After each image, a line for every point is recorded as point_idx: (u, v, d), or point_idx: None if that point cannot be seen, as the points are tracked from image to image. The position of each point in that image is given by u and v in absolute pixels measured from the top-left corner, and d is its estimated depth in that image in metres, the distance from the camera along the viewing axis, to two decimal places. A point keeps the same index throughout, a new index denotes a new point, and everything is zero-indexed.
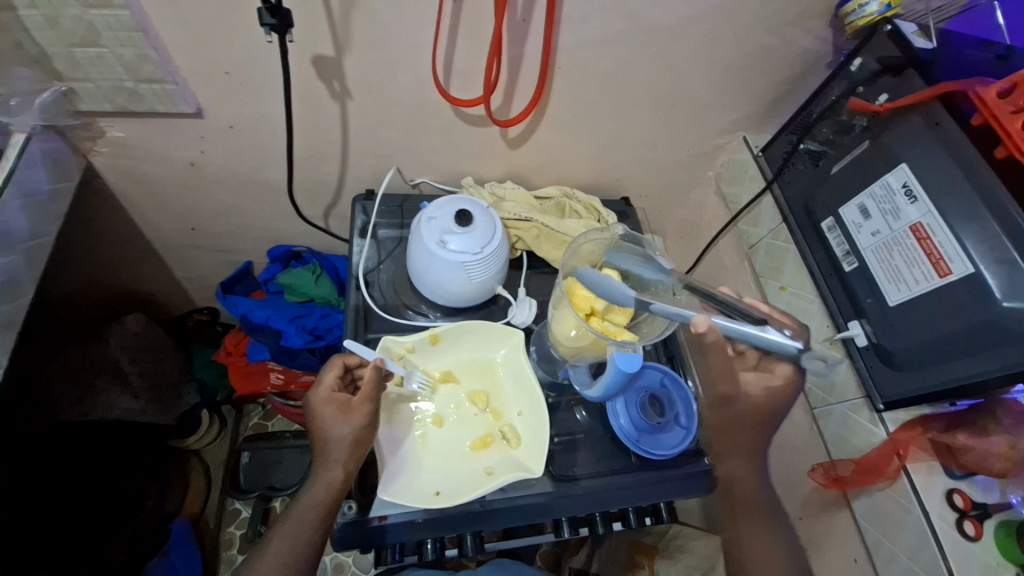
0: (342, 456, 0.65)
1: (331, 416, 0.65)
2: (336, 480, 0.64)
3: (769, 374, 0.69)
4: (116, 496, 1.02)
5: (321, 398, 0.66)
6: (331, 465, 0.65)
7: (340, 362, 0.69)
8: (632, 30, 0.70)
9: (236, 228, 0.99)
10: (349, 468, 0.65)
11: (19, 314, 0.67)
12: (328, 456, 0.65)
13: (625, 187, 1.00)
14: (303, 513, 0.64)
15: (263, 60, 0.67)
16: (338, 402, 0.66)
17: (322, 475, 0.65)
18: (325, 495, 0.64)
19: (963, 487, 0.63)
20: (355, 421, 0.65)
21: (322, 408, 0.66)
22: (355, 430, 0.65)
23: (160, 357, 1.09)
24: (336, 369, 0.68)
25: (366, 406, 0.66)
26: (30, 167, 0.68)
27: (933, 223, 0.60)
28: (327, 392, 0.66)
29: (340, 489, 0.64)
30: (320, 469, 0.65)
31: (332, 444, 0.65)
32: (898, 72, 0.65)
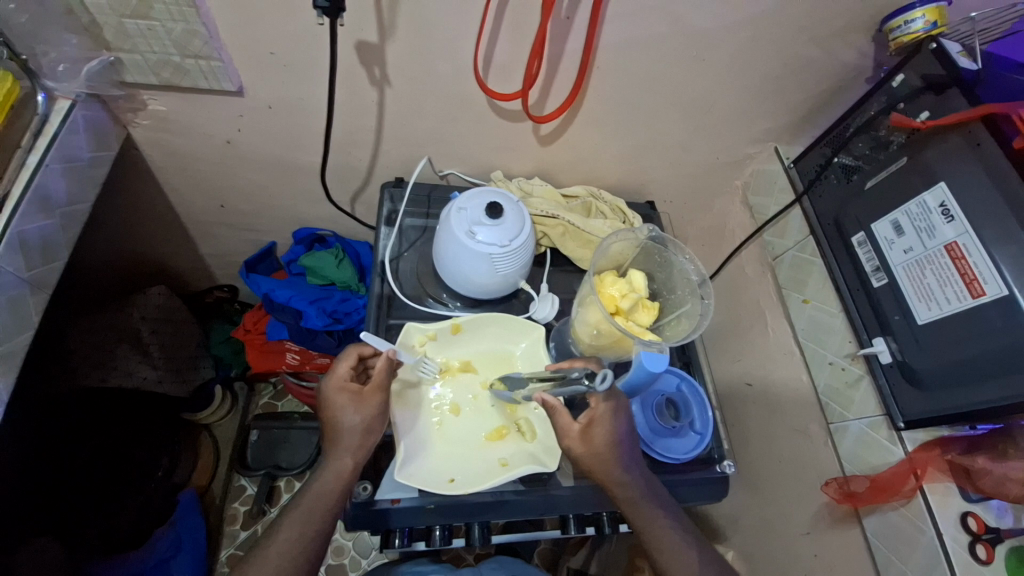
0: (353, 445, 0.65)
1: (342, 405, 0.66)
2: (346, 469, 0.64)
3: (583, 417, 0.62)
4: (126, 465, 1.04)
5: (334, 387, 0.66)
6: (341, 454, 0.65)
7: (356, 352, 0.69)
8: (675, 34, 0.70)
9: (263, 208, 1.01)
10: (358, 458, 0.65)
11: (52, 277, 0.69)
12: (338, 446, 0.64)
13: (651, 192, 1.00)
14: (312, 504, 0.63)
15: (310, 42, 0.68)
16: (351, 391, 0.66)
17: (332, 464, 0.64)
18: (335, 484, 0.64)
19: (976, 509, 0.62)
20: (366, 410, 0.66)
21: (334, 396, 0.66)
22: (366, 420, 0.65)
23: (179, 329, 1.10)
24: (351, 359, 0.68)
25: (377, 395, 0.66)
26: (73, 133, 0.70)
27: (969, 243, 0.59)
28: (341, 381, 0.67)
29: (348, 479, 0.64)
30: (330, 458, 0.65)
31: (343, 432, 0.65)
32: (940, 91, 0.65)
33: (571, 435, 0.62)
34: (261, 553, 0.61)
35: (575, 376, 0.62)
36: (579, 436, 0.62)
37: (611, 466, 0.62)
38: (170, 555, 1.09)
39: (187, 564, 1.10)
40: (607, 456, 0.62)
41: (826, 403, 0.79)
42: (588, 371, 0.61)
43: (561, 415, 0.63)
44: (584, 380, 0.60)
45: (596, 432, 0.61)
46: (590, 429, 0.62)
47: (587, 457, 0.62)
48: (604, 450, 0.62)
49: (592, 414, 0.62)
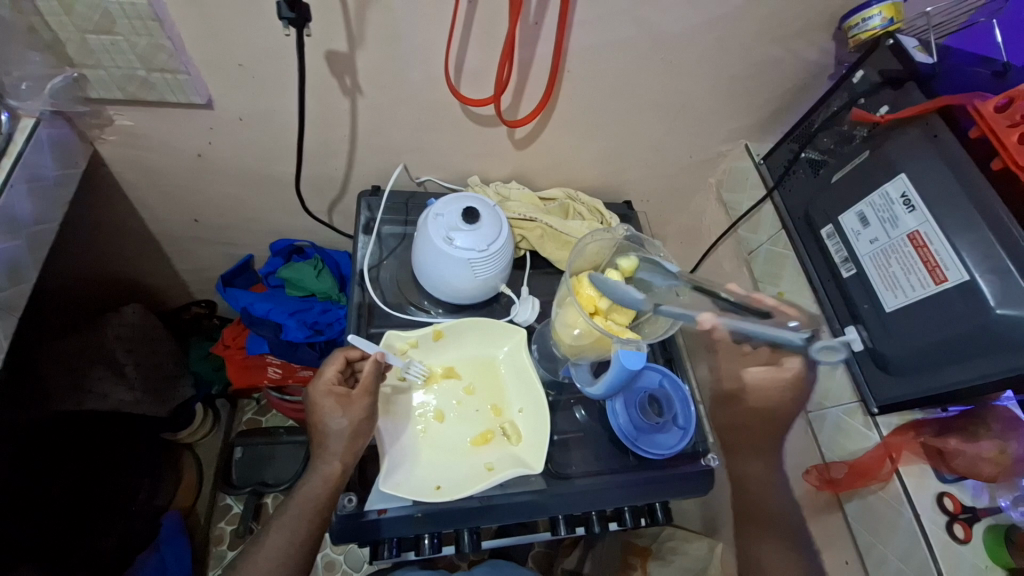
0: (340, 450, 0.65)
1: (330, 409, 0.66)
2: (334, 473, 0.65)
3: (778, 367, 0.71)
4: (105, 492, 1.00)
5: (320, 391, 0.66)
6: (329, 458, 0.65)
7: (342, 355, 0.69)
8: (642, 36, 0.71)
9: (240, 221, 0.99)
10: (346, 462, 0.66)
11: (20, 299, 0.67)
12: (326, 450, 0.65)
13: (628, 192, 1.02)
14: (301, 508, 0.65)
15: (280, 53, 0.68)
16: (338, 395, 0.66)
17: (320, 468, 0.65)
18: (321, 487, 0.65)
19: (952, 490, 0.64)
20: (354, 414, 0.66)
21: (321, 400, 0.66)
22: (353, 423, 0.66)
23: (156, 348, 1.09)
24: (337, 363, 0.68)
25: (365, 398, 0.67)
26: (38, 152, 0.68)
27: (930, 231, 0.61)
28: (328, 385, 0.67)
29: (336, 484, 0.65)
30: (317, 462, 0.65)
31: (330, 436, 0.65)
32: (898, 85, 0.67)
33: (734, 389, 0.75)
34: (250, 561, 0.64)
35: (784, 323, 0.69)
36: (764, 389, 0.73)
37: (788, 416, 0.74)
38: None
39: None
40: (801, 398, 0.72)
41: None
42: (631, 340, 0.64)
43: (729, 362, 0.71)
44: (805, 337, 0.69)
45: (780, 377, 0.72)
46: (774, 385, 0.72)
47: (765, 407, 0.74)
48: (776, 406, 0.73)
49: (795, 372, 0.70)
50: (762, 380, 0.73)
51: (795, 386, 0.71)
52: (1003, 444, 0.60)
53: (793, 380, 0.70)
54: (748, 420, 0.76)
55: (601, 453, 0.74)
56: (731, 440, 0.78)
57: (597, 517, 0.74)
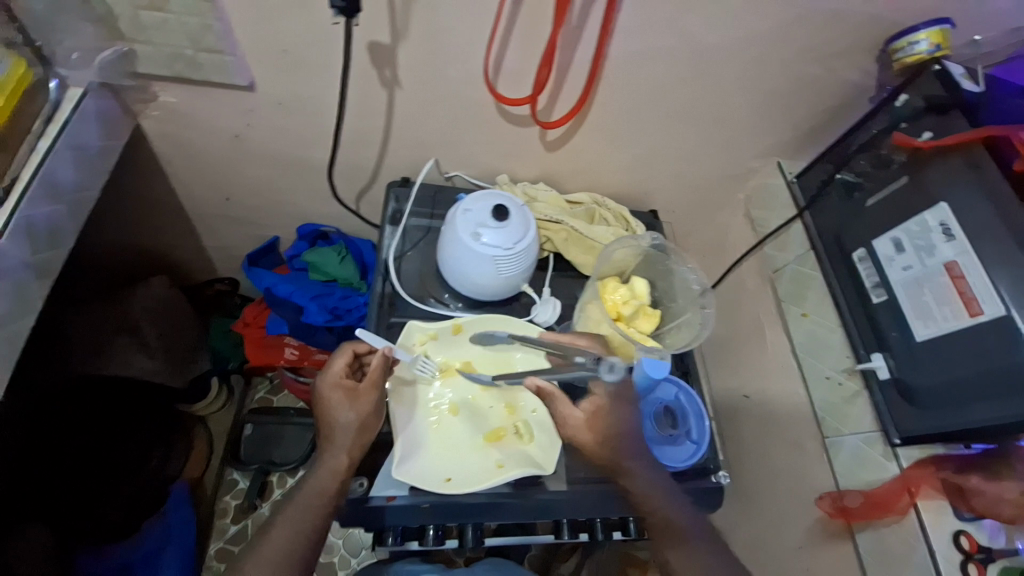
0: (347, 443, 0.66)
1: (337, 402, 0.67)
2: (342, 466, 0.66)
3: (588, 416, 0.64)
4: (115, 458, 1.02)
5: (330, 384, 0.68)
6: (336, 451, 0.66)
7: (351, 349, 0.71)
8: (683, 47, 0.71)
9: (268, 203, 1.01)
10: (352, 455, 0.66)
11: (57, 262, 0.69)
12: (334, 442, 0.66)
13: (653, 201, 1.01)
14: (308, 501, 0.65)
15: (324, 41, 0.69)
16: (345, 388, 0.68)
17: (328, 462, 0.66)
18: (331, 480, 0.65)
19: (969, 529, 0.62)
20: (361, 407, 0.67)
21: (329, 393, 0.68)
22: (361, 416, 0.67)
23: (178, 321, 1.11)
24: (345, 357, 0.70)
25: (372, 392, 0.68)
26: (83, 122, 0.70)
27: (967, 262, 0.60)
28: (336, 378, 0.68)
29: (343, 476, 0.65)
30: (325, 454, 0.66)
31: (339, 428, 0.66)
32: (943, 111, 0.66)
33: (576, 423, 0.65)
34: (253, 550, 0.64)
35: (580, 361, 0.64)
36: (588, 426, 0.64)
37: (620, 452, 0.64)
38: (159, 548, 1.08)
39: (177, 558, 1.08)
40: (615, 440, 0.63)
41: (821, 416, 0.78)
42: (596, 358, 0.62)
43: (561, 405, 0.65)
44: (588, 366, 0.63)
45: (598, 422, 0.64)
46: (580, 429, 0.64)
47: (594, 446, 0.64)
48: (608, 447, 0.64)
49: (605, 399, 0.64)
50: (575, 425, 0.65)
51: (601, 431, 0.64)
52: None
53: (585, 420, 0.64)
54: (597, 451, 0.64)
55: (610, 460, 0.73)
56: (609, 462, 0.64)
57: (601, 524, 0.74)
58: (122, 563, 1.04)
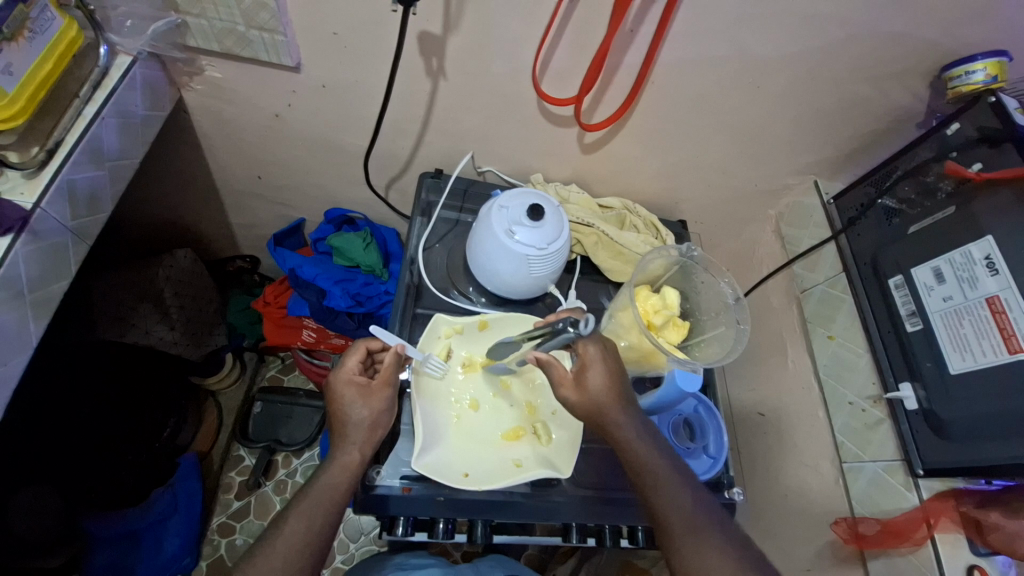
0: (359, 439, 0.64)
1: (350, 399, 0.66)
2: (353, 463, 0.64)
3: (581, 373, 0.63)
4: (133, 426, 1.03)
5: (342, 380, 0.67)
6: (348, 447, 0.64)
7: (363, 346, 0.70)
8: (735, 58, 0.70)
9: (300, 184, 1.01)
10: (364, 452, 0.65)
11: (95, 227, 0.70)
12: (345, 439, 0.64)
13: (683, 211, 1.01)
14: (319, 498, 0.62)
15: (376, 27, 0.68)
16: (359, 385, 0.67)
17: (339, 459, 0.64)
18: (341, 477, 0.63)
19: (983, 564, 0.63)
20: (373, 404, 0.66)
21: (342, 390, 0.67)
22: (373, 413, 0.66)
23: (199, 296, 1.12)
24: (358, 355, 0.69)
25: (385, 390, 0.67)
26: (130, 89, 0.71)
27: (1011, 298, 0.60)
28: (349, 375, 0.68)
29: (353, 473, 0.63)
30: (336, 450, 0.64)
31: (350, 425, 0.65)
32: (996, 144, 0.65)
33: (567, 384, 0.63)
34: (261, 550, 0.59)
35: (558, 326, 0.61)
36: (577, 386, 0.63)
37: (612, 408, 0.62)
38: (165, 517, 1.11)
39: (180, 527, 1.12)
40: (608, 395, 0.62)
41: (840, 441, 0.78)
42: (571, 319, 0.60)
43: (555, 369, 0.64)
44: (568, 329, 0.59)
45: (588, 375, 0.62)
46: (571, 388, 0.63)
47: (583, 406, 0.62)
48: (598, 406, 0.62)
49: (592, 354, 0.63)
50: (568, 386, 0.63)
51: (595, 397, 0.62)
52: None
53: (577, 375, 0.63)
54: (586, 406, 0.62)
55: (616, 469, 0.74)
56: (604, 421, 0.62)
57: (610, 531, 0.73)
58: (129, 529, 1.06)
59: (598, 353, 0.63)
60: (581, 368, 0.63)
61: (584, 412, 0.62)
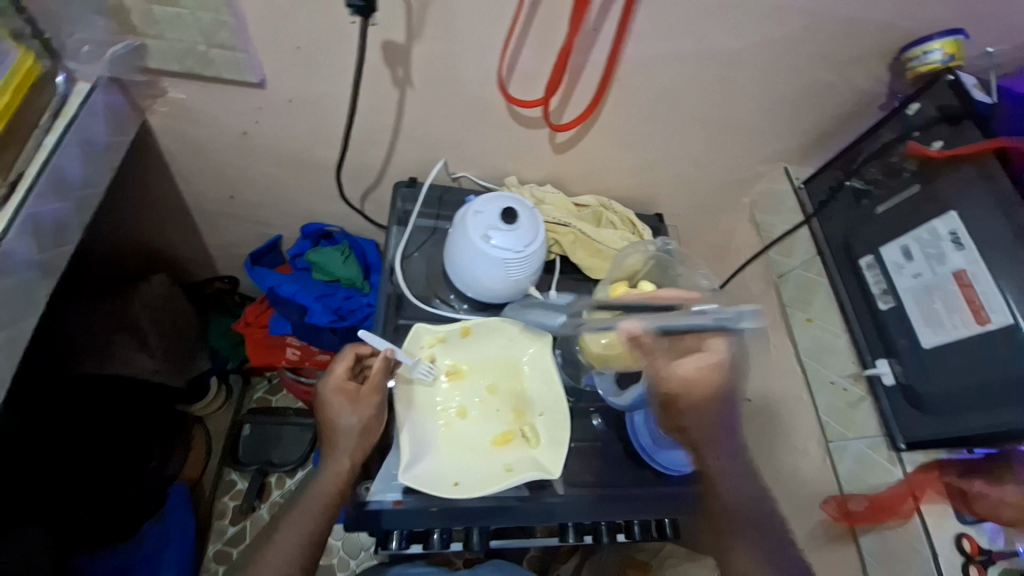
0: (349, 446, 0.67)
1: (340, 406, 0.68)
2: (343, 470, 0.67)
3: (703, 363, 0.63)
4: (118, 458, 1.00)
5: (332, 387, 0.69)
6: (338, 454, 0.67)
7: (352, 352, 0.71)
8: (698, 51, 0.71)
9: (274, 201, 1.00)
10: (355, 459, 0.67)
11: (63, 260, 0.68)
12: (336, 446, 0.67)
13: (660, 204, 1.01)
14: (312, 502, 0.67)
15: (338, 39, 0.68)
16: (348, 392, 0.69)
17: (330, 463, 0.67)
18: (333, 482, 0.67)
19: (971, 531, 0.63)
20: (363, 411, 0.68)
21: (332, 397, 0.69)
22: (362, 420, 0.68)
23: (179, 319, 1.10)
24: (347, 360, 0.71)
25: (374, 397, 0.69)
26: (91, 117, 0.69)
27: (977, 272, 0.61)
28: (338, 381, 0.69)
29: (345, 479, 0.67)
30: (329, 456, 0.68)
31: (340, 432, 0.68)
32: (954, 122, 0.67)
33: (694, 378, 0.63)
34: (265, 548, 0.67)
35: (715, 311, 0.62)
36: (695, 381, 0.64)
37: (715, 415, 0.66)
38: (157, 550, 1.08)
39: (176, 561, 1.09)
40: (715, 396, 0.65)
41: (826, 422, 0.79)
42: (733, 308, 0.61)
43: (644, 346, 0.65)
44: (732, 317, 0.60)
45: (712, 374, 0.63)
46: (693, 380, 0.64)
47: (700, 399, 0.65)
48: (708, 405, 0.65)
49: (722, 352, 0.63)
50: (694, 376, 0.63)
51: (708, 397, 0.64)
52: None
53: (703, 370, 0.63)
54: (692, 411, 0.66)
55: (611, 465, 0.74)
56: (697, 434, 0.67)
57: (606, 527, 0.75)
58: (121, 564, 1.03)
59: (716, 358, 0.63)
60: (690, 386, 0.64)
61: (700, 434, 0.67)
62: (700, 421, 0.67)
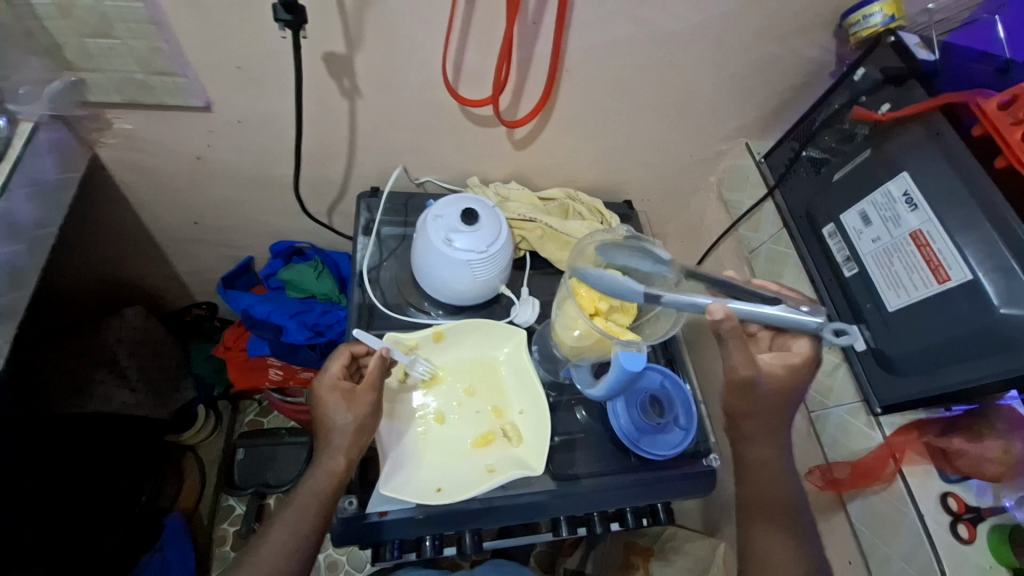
0: (345, 444, 0.64)
1: (335, 404, 0.65)
2: (338, 468, 0.63)
3: (787, 352, 0.65)
4: (112, 490, 1.01)
5: (326, 386, 0.66)
6: (334, 452, 0.64)
7: (347, 351, 0.69)
8: (641, 35, 0.71)
9: (240, 223, 0.99)
10: (351, 456, 0.64)
11: (22, 302, 0.67)
12: (331, 445, 0.64)
13: (627, 191, 1.01)
14: (305, 502, 0.61)
15: (279, 56, 0.67)
16: (344, 390, 0.66)
17: (324, 463, 0.63)
18: (327, 483, 0.62)
19: (957, 490, 0.64)
20: (359, 409, 0.65)
21: (326, 396, 0.65)
22: (358, 418, 0.65)
23: (159, 351, 1.09)
24: (343, 359, 0.68)
25: (369, 394, 0.66)
26: (36, 156, 0.68)
27: (932, 230, 0.61)
28: (332, 380, 0.66)
29: (341, 478, 0.63)
30: (322, 457, 0.64)
31: (335, 431, 0.64)
32: (900, 82, 0.67)
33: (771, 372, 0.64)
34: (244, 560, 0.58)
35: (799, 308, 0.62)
36: (776, 377, 0.64)
37: (788, 410, 0.65)
38: None
39: None
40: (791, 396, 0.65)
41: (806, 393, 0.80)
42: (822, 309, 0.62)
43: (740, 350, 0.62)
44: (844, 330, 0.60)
45: (786, 370, 0.64)
46: (787, 375, 0.64)
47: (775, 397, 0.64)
48: (787, 398, 0.65)
49: (807, 354, 0.64)
50: (774, 369, 0.64)
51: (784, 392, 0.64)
52: (1007, 444, 0.60)
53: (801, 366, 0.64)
54: (767, 409, 0.64)
55: (598, 456, 0.73)
56: (746, 429, 0.66)
57: (598, 518, 0.73)
58: None
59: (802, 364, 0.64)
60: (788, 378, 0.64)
61: (745, 408, 0.65)
62: (765, 402, 0.64)
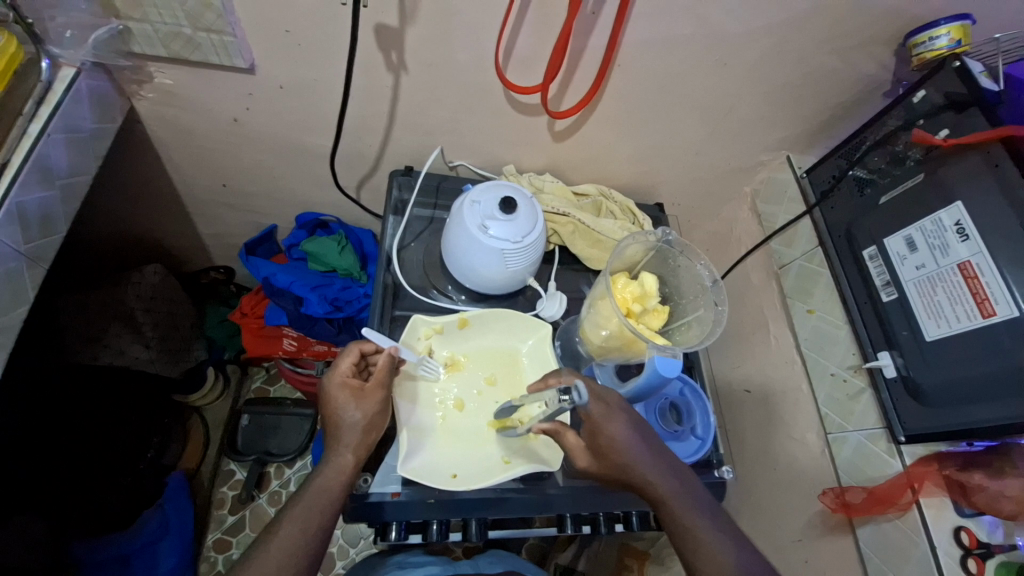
0: (354, 442, 0.63)
1: (344, 402, 0.64)
2: (347, 466, 0.62)
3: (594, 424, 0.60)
4: (116, 445, 0.99)
5: (336, 383, 0.65)
6: (341, 450, 0.63)
7: (357, 348, 0.67)
8: (701, 34, 0.69)
9: (268, 189, 0.99)
10: (359, 454, 0.63)
11: (50, 251, 0.66)
12: (338, 443, 0.63)
13: (660, 194, 1.00)
14: (313, 500, 0.60)
15: (332, 23, 0.66)
16: (353, 387, 0.65)
17: (333, 461, 0.62)
18: (336, 480, 0.61)
19: (970, 525, 0.63)
20: (368, 407, 0.64)
21: (335, 393, 0.64)
22: (367, 416, 0.64)
23: (174, 310, 1.08)
24: (352, 356, 0.66)
25: (379, 392, 0.65)
26: (76, 103, 0.67)
27: (982, 262, 0.60)
28: (342, 377, 0.65)
29: (351, 474, 0.62)
30: (329, 455, 0.62)
31: (343, 428, 0.63)
32: (961, 109, 0.65)
33: (580, 454, 0.61)
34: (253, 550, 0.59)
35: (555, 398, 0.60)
36: (583, 450, 0.61)
37: (629, 473, 0.59)
38: (157, 538, 1.08)
39: (173, 548, 1.10)
40: (615, 460, 0.59)
41: (825, 413, 0.79)
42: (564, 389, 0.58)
43: (566, 436, 0.62)
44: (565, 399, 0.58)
45: (598, 439, 0.59)
46: (587, 449, 0.61)
47: (603, 469, 0.60)
48: (625, 471, 0.59)
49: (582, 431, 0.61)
50: (597, 440, 0.60)
51: (628, 462, 0.59)
52: None
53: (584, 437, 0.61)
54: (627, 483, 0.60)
55: None
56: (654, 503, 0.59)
57: (604, 518, 0.73)
58: (120, 553, 1.02)
59: (606, 409, 0.60)
60: (594, 438, 0.60)
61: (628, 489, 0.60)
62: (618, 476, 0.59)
